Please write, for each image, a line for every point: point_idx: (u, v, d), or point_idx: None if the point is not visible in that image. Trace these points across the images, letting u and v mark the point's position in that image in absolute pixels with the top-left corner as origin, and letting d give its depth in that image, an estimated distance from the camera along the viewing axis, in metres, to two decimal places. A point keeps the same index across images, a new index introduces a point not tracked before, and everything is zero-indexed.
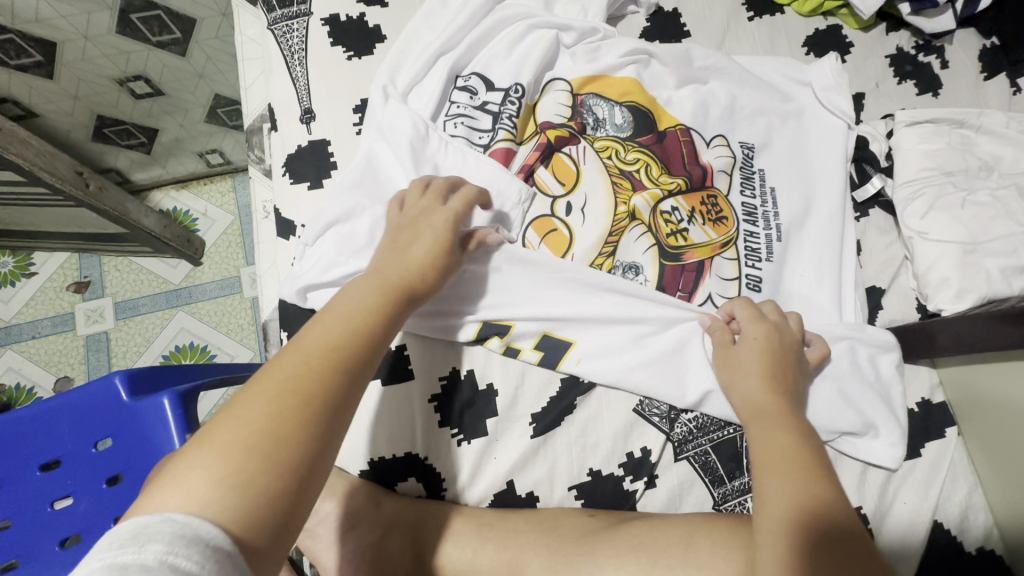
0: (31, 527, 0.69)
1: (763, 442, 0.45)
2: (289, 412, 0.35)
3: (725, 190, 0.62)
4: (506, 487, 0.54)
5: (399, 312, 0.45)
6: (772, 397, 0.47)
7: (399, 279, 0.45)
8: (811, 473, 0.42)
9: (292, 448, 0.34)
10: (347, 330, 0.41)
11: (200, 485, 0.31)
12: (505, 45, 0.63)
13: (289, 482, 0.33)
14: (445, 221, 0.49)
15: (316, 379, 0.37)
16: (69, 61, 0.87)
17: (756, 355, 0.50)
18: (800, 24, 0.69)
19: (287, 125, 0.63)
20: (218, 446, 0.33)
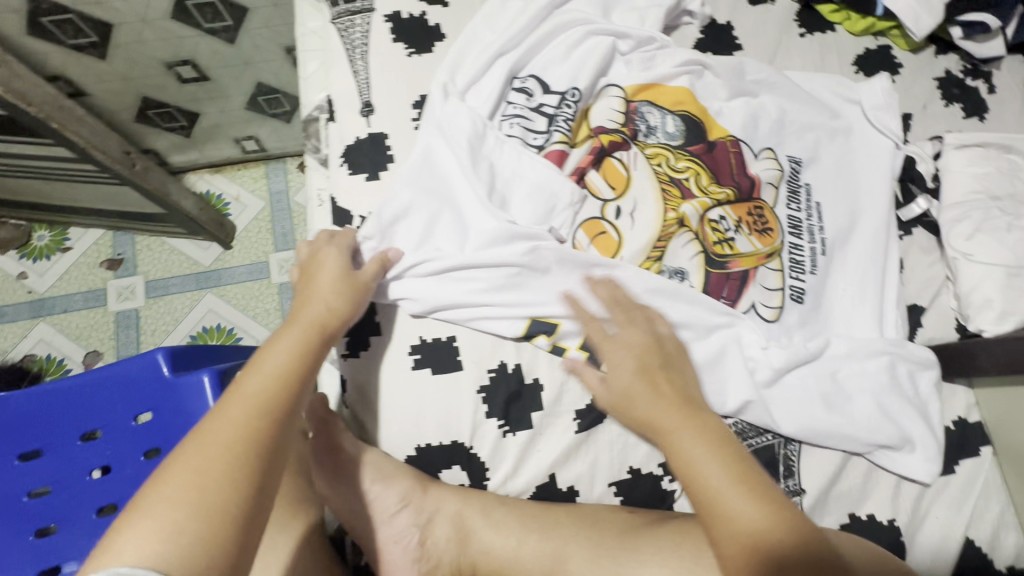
0: (71, 494, 0.71)
1: (687, 455, 0.46)
2: (215, 464, 0.38)
3: (771, 202, 0.63)
4: (548, 480, 0.55)
5: (317, 356, 0.48)
6: (673, 404, 0.50)
7: (311, 321, 0.50)
8: (752, 477, 0.45)
9: (221, 495, 0.37)
10: (268, 381, 0.44)
11: (140, 543, 0.34)
12: (563, 50, 0.65)
13: (224, 526, 0.36)
14: (342, 270, 0.53)
15: (238, 430, 0.40)
16: (124, 44, 0.90)
17: (637, 370, 0.52)
18: (851, 42, 0.70)
19: (346, 116, 0.65)
20: (158, 507, 0.36)
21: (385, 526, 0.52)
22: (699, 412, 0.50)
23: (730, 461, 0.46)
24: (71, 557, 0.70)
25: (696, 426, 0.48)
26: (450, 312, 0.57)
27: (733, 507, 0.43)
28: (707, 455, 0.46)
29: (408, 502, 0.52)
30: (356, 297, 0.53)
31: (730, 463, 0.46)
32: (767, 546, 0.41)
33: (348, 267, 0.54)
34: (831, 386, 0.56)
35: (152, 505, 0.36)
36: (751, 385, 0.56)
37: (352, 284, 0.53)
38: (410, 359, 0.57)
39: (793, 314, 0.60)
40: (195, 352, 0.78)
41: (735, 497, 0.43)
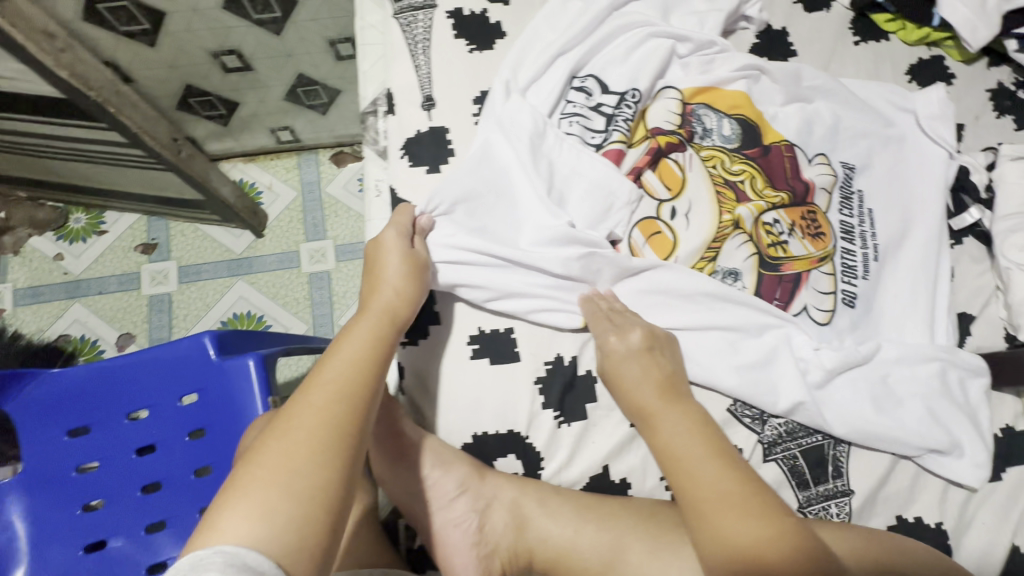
0: (117, 471, 0.73)
1: (670, 443, 0.50)
2: (303, 449, 0.40)
3: (824, 207, 0.64)
4: (601, 471, 0.56)
5: (387, 346, 0.50)
6: (660, 394, 0.53)
7: (382, 312, 0.52)
8: (728, 470, 0.47)
9: (310, 478, 0.39)
10: (345, 370, 0.46)
11: (242, 520, 0.37)
12: (623, 51, 0.66)
13: (315, 508, 0.38)
14: (406, 257, 0.54)
15: (321, 416, 0.43)
16: (173, 31, 0.89)
17: (629, 362, 0.54)
18: (905, 51, 0.71)
19: (407, 110, 0.66)
20: (255, 488, 0.38)
21: (443, 510, 0.53)
22: (686, 403, 0.52)
23: (704, 452, 0.49)
24: (116, 533, 0.71)
25: (684, 416, 0.51)
26: (510, 306, 0.57)
27: (704, 506, 0.46)
28: (684, 449, 0.49)
29: (466, 487, 0.53)
30: (420, 288, 0.54)
31: (707, 456, 0.48)
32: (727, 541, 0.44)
33: (413, 256, 0.55)
34: (882, 390, 0.57)
35: (249, 486, 0.39)
36: (803, 387, 0.56)
37: (417, 275, 0.54)
38: (469, 349, 0.58)
39: (845, 318, 0.61)
40: (241, 336, 0.79)
41: (705, 492, 0.47)
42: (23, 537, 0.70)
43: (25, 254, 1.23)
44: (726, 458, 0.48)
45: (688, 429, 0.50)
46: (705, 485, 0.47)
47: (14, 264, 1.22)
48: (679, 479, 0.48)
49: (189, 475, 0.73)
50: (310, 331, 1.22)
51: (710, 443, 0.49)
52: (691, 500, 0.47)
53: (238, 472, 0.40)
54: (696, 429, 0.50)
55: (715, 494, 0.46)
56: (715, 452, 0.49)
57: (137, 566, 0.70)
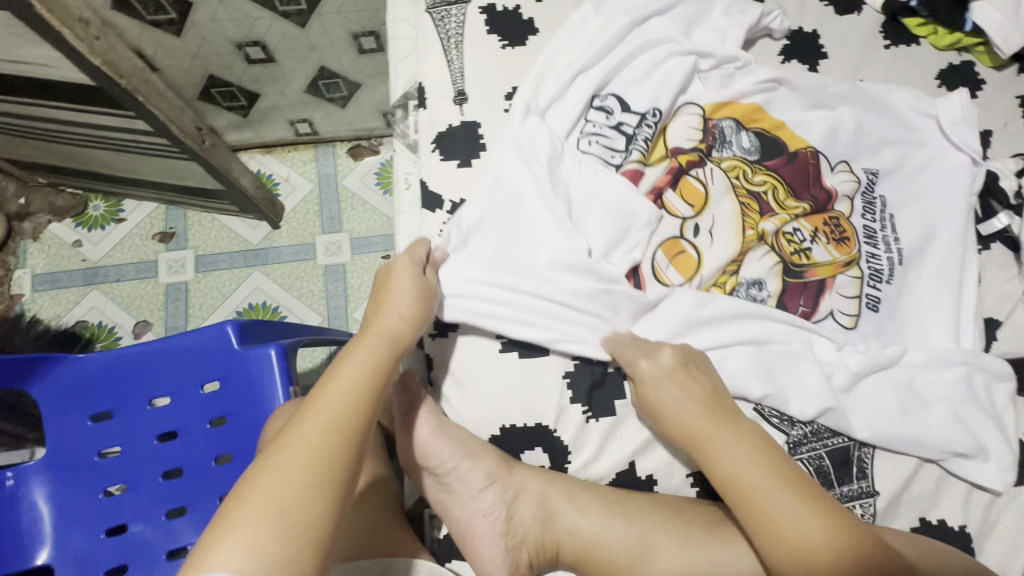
0: (139, 456, 0.73)
1: (730, 470, 0.49)
2: (294, 484, 0.42)
3: (846, 212, 0.65)
4: (628, 467, 0.57)
5: (387, 372, 0.51)
6: (710, 417, 0.52)
7: (384, 339, 0.52)
8: (803, 494, 0.47)
9: (300, 514, 0.41)
10: (340, 401, 0.47)
11: (232, 551, 0.39)
12: (645, 69, 0.65)
13: (301, 543, 0.41)
14: (412, 281, 0.54)
15: (312, 450, 0.44)
16: (198, 22, 0.89)
17: (668, 385, 0.53)
18: (935, 57, 0.71)
19: (439, 103, 0.66)
20: (244, 523, 0.41)
21: (470, 502, 0.53)
22: (739, 424, 0.52)
23: (772, 479, 0.48)
24: (137, 518, 0.72)
25: (739, 439, 0.51)
26: (533, 324, 0.57)
27: (762, 515, 0.48)
28: (749, 477, 0.49)
29: (495, 478, 0.54)
30: (425, 311, 0.54)
31: (777, 482, 0.48)
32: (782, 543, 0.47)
33: (419, 280, 0.54)
34: (908, 393, 0.58)
35: (240, 519, 0.41)
36: (828, 391, 0.56)
37: (422, 298, 0.54)
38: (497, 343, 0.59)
39: (869, 322, 0.61)
40: (262, 326, 0.79)
41: (785, 521, 0.46)
42: (46, 519, 0.71)
43: (44, 240, 1.24)
44: (796, 482, 0.48)
45: (747, 454, 0.50)
46: (783, 515, 0.46)
47: (34, 249, 1.23)
48: (749, 508, 0.48)
49: (210, 462, 0.74)
50: (324, 323, 1.21)
51: (775, 467, 0.49)
52: (766, 529, 0.47)
53: (234, 499, 0.42)
54: (757, 454, 0.50)
55: (794, 522, 0.46)
56: (784, 477, 0.48)
57: (158, 550, 0.71)
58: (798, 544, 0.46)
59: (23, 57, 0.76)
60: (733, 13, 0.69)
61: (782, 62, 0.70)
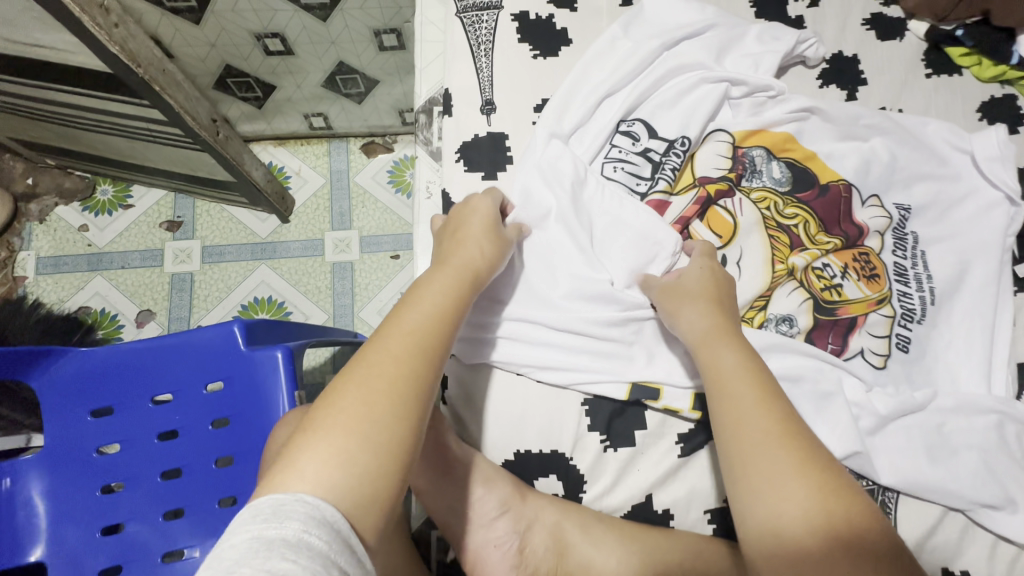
0: (139, 454, 0.72)
1: (739, 415, 0.45)
2: (382, 400, 0.40)
3: (877, 248, 0.62)
4: (644, 500, 0.56)
5: (465, 303, 0.49)
6: (735, 357, 0.48)
7: (463, 265, 0.50)
8: (808, 459, 0.42)
9: (388, 431, 0.39)
10: (426, 323, 0.45)
11: (319, 466, 0.37)
12: (674, 94, 0.63)
13: (388, 462, 0.38)
14: (490, 224, 0.54)
15: (400, 367, 0.42)
16: (219, 11, 0.86)
17: (685, 306, 0.53)
18: (977, 88, 0.69)
19: (466, 112, 0.65)
20: (331, 434, 0.38)
21: (483, 529, 0.52)
22: (760, 374, 0.47)
23: (776, 434, 0.43)
24: (133, 518, 0.71)
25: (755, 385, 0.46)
26: (550, 357, 0.56)
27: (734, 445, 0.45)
28: (752, 427, 0.44)
29: (508, 507, 0.52)
30: (500, 256, 0.54)
31: (780, 437, 0.43)
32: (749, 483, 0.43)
33: (496, 226, 0.55)
34: (936, 439, 0.56)
35: (327, 431, 0.38)
36: (857, 435, 0.54)
37: (499, 241, 0.54)
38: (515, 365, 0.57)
39: (898, 364, 0.59)
40: (268, 327, 0.77)
41: (773, 476, 0.42)
42: (43, 515, 0.69)
43: (50, 223, 1.21)
44: (804, 445, 0.43)
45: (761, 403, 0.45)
46: (778, 478, 0.42)
47: (39, 232, 1.20)
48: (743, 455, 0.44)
49: (210, 465, 0.71)
50: (330, 321, 1.19)
51: (783, 422, 0.44)
52: (748, 483, 0.43)
53: (315, 415, 0.40)
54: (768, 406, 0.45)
55: (785, 482, 0.41)
56: (792, 437, 0.43)
57: (152, 554, 0.69)
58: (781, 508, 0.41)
59: (41, 40, 0.74)
60: (767, 40, 0.65)
61: (820, 85, 0.68)
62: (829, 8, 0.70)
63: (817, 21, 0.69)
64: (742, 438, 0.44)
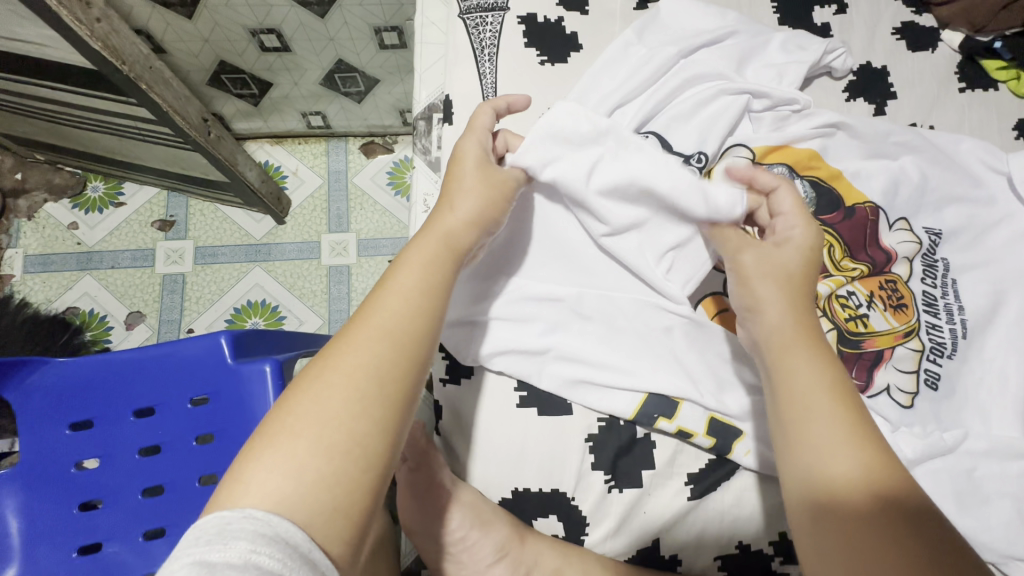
0: (119, 471, 0.67)
1: (795, 399, 0.42)
2: (339, 398, 0.37)
3: (905, 275, 0.58)
4: (651, 545, 0.52)
5: (447, 277, 0.44)
6: (800, 334, 0.44)
7: (444, 238, 0.45)
8: (869, 448, 0.40)
9: (347, 432, 0.36)
10: (395, 306, 0.41)
11: (269, 476, 0.34)
12: (691, 106, 0.58)
13: (348, 467, 0.35)
14: (481, 176, 0.48)
15: (360, 361, 0.38)
16: (212, 5, 0.82)
17: (761, 273, 0.46)
18: (1015, 105, 0.64)
19: (468, 120, 0.60)
20: (283, 440, 0.35)
21: None
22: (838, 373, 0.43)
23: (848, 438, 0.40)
24: (112, 538, 0.66)
25: (818, 368, 0.43)
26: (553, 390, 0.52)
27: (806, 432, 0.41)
28: (820, 428, 0.41)
29: (504, 553, 0.49)
30: (494, 209, 0.48)
31: (842, 424, 0.40)
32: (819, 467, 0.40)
33: (490, 181, 0.48)
34: (967, 485, 0.52)
35: (279, 436, 0.36)
36: None
37: (490, 201, 0.47)
38: (515, 396, 0.54)
39: (927, 402, 0.54)
40: (257, 338, 0.73)
41: (825, 466, 0.40)
42: (16, 534, 0.65)
43: (39, 220, 1.17)
44: (875, 447, 0.40)
45: (825, 388, 0.42)
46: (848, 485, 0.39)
47: (27, 229, 1.16)
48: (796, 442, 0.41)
49: (195, 484, 0.67)
50: (325, 328, 1.14)
51: (846, 408, 0.41)
52: (795, 468, 0.41)
53: (274, 417, 0.37)
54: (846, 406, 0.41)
55: (838, 471, 0.39)
56: (856, 424, 0.40)
57: None
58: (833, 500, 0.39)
59: (19, 34, 0.70)
60: (791, 49, 0.61)
61: (846, 98, 0.63)
62: (857, 16, 0.66)
63: (845, 29, 0.65)
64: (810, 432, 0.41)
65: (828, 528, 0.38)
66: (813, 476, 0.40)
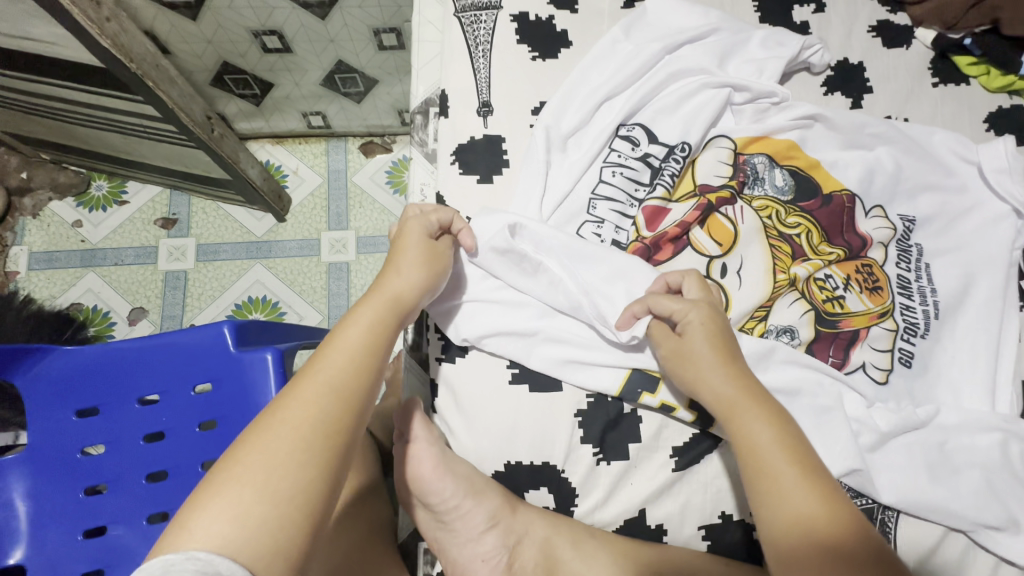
0: (124, 456, 0.69)
1: (754, 444, 0.46)
2: (283, 449, 0.39)
3: (880, 259, 0.60)
4: (638, 515, 0.54)
5: (392, 334, 0.48)
6: (740, 388, 0.48)
7: (392, 296, 0.49)
8: (817, 486, 0.44)
9: (290, 480, 0.38)
10: (341, 362, 0.44)
11: (213, 523, 0.36)
12: (675, 99, 0.61)
13: (290, 511, 0.38)
14: (425, 244, 0.51)
15: (306, 413, 0.41)
16: (216, 7, 0.85)
17: (694, 346, 0.49)
18: (985, 98, 0.67)
19: (462, 113, 0.63)
20: (229, 488, 0.38)
21: (472, 544, 0.51)
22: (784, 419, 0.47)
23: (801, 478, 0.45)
24: (118, 520, 0.68)
25: (766, 413, 0.47)
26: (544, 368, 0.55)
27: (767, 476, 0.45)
28: (777, 471, 0.45)
29: (496, 521, 0.51)
30: (436, 279, 0.51)
31: (793, 462, 0.45)
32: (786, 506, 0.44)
33: (431, 251, 0.52)
34: (938, 457, 0.54)
35: (224, 484, 0.38)
36: (857, 452, 0.52)
37: (433, 267, 0.51)
38: (508, 373, 0.56)
39: (901, 379, 0.57)
40: (260, 328, 0.76)
41: (789, 503, 0.44)
42: (22, 516, 0.67)
43: (43, 218, 1.19)
44: (823, 483, 0.45)
45: (774, 431, 0.46)
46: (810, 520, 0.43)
47: (32, 227, 1.18)
48: (760, 483, 0.45)
49: (198, 468, 0.69)
50: (324, 323, 1.16)
51: (793, 447, 0.46)
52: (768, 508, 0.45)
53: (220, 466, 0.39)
54: (791, 451, 0.46)
55: (799, 508, 0.44)
56: (803, 462, 0.45)
57: (136, 558, 0.66)
58: (797, 532, 0.43)
59: (30, 33, 0.73)
60: (771, 45, 0.64)
61: (824, 93, 0.67)
62: (835, 15, 0.69)
63: (823, 27, 0.68)
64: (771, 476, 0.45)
65: (792, 557, 0.43)
66: (775, 510, 0.44)
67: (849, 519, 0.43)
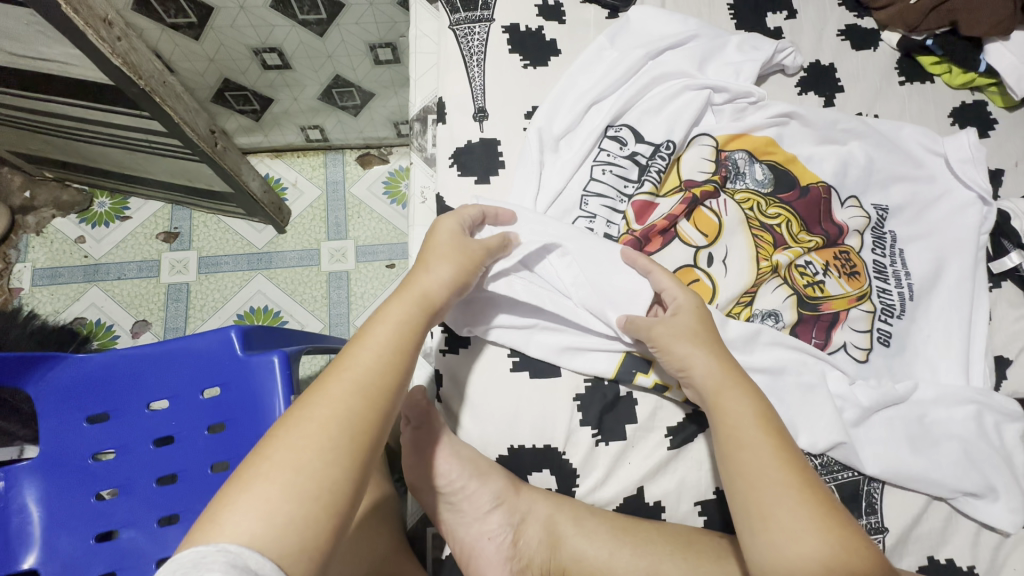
0: (136, 462, 0.65)
1: (733, 418, 0.48)
2: (310, 448, 0.39)
3: (857, 246, 0.64)
4: (636, 493, 0.57)
5: (419, 330, 0.48)
6: (723, 367, 0.51)
7: (417, 293, 0.50)
8: (791, 459, 0.46)
9: (318, 479, 0.39)
10: (370, 361, 0.44)
11: (241, 520, 0.36)
12: (659, 101, 0.65)
13: (317, 510, 0.38)
14: (456, 242, 0.53)
15: (333, 411, 0.41)
16: (218, 27, 0.88)
17: (673, 338, 0.52)
18: (949, 95, 0.72)
19: (459, 119, 0.67)
20: (257, 487, 0.38)
21: (478, 523, 0.53)
22: (761, 399, 0.50)
23: (778, 451, 0.46)
24: (128, 524, 0.64)
25: (747, 390, 0.50)
26: (544, 356, 0.58)
27: (742, 447, 0.47)
28: (755, 442, 0.47)
29: (502, 501, 0.53)
30: (461, 275, 0.52)
31: (768, 433, 0.47)
32: (763, 476, 0.45)
33: (462, 245, 0.53)
34: (919, 429, 0.57)
35: (253, 482, 0.38)
36: (840, 426, 0.55)
37: (461, 261, 0.52)
38: (509, 361, 0.59)
39: (880, 357, 0.61)
40: (266, 332, 0.72)
41: (764, 472, 0.45)
42: (37, 522, 0.63)
43: (47, 235, 1.20)
44: (795, 458, 0.46)
45: (753, 407, 0.49)
46: (784, 491, 0.44)
47: (36, 244, 1.19)
48: (737, 453, 0.47)
49: (206, 474, 0.65)
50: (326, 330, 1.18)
51: (768, 422, 0.48)
52: (743, 478, 0.46)
53: (251, 464, 0.39)
54: (766, 425, 0.48)
55: (774, 477, 0.45)
56: (779, 444, 0.47)
57: (148, 564, 0.63)
58: (767, 502, 0.44)
59: (44, 54, 0.75)
60: (746, 49, 0.68)
61: (798, 92, 0.71)
62: (805, 20, 0.73)
63: (794, 32, 0.73)
64: (746, 447, 0.47)
65: (763, 524, 0.44)
66: (743, 483, 0.46)
67: (821, 494, 0.45)
